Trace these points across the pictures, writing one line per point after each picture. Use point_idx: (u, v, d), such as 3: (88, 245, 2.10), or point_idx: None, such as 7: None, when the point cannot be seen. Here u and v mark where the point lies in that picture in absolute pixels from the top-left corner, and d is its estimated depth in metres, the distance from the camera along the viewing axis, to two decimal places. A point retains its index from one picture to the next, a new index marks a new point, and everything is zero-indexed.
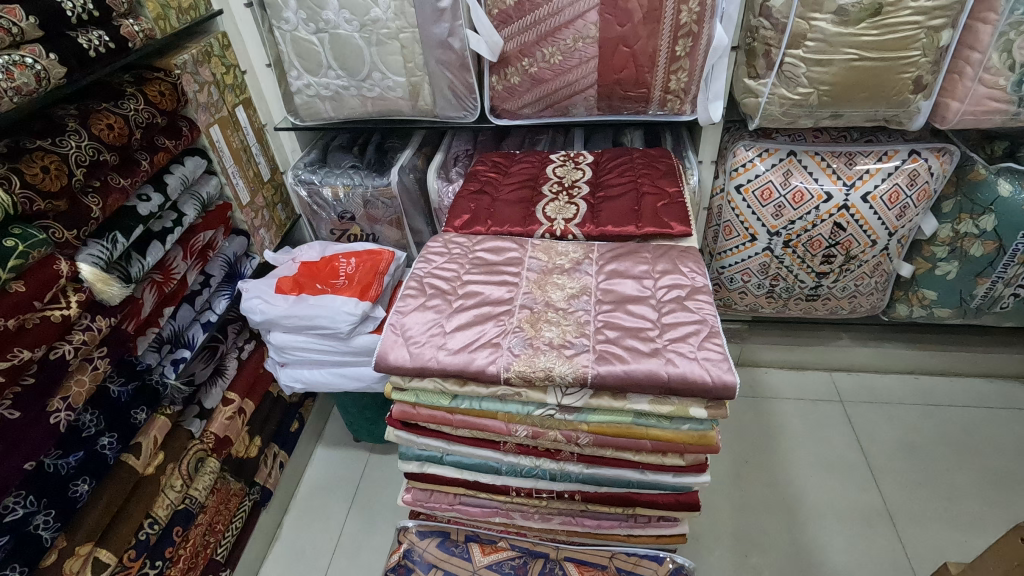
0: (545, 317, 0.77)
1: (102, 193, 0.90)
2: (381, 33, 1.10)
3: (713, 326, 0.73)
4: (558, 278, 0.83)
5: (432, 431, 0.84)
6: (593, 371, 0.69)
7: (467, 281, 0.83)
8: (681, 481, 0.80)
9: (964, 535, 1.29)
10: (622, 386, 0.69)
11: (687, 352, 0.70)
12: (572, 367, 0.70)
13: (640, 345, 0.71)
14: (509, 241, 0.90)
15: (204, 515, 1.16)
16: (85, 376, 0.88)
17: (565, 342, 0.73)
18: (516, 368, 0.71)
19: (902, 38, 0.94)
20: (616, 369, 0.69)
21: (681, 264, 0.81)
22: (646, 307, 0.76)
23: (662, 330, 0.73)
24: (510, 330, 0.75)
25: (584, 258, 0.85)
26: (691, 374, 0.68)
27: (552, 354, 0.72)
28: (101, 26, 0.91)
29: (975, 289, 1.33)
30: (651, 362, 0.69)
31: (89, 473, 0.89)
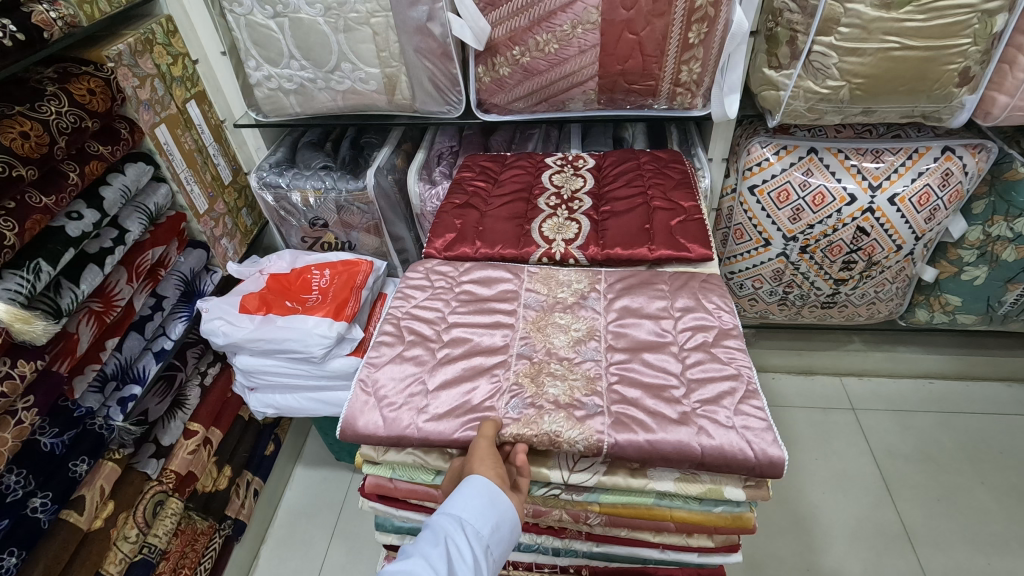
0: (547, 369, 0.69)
1: (19, 214, 0.77)
2: (350, 18, 0.96)
3: (750, 384, 0.66)
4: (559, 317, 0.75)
5: (411, 504, 0.78)
6: (611, 440, 0.62)
7: (454, 322, 0.75)
8: (705, 560, 0.75)
9: (987, 559, 1.21)
10: (648, 460, 0.63)
11: (724, 421, 0.63)
12: (584, 433, 0.63)
13: (669, 412, 0.64)
14: (502, 269, 0.82)
15: (165, 562, 1.05)
16: (7, 433, 0.75)
17: (575, 402, 0.66)
18: (513, 431, 0.64)
19: (953, 24, 0.82)
20: (642, 440, 0.62)
21: (705, 299, 0.75)
22: (667, 356, 0.69)
23: (689, 391, 0.66)
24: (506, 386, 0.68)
25: (589, 293, 0.78)
26: (727, 448, 0.61)
27: (560, 418, 0.64)
28: (6, 14, 0.75)
29: (1004, 295, 1.23)
30: (682, 433, 0.62)
31: (17, 543, 0.77)
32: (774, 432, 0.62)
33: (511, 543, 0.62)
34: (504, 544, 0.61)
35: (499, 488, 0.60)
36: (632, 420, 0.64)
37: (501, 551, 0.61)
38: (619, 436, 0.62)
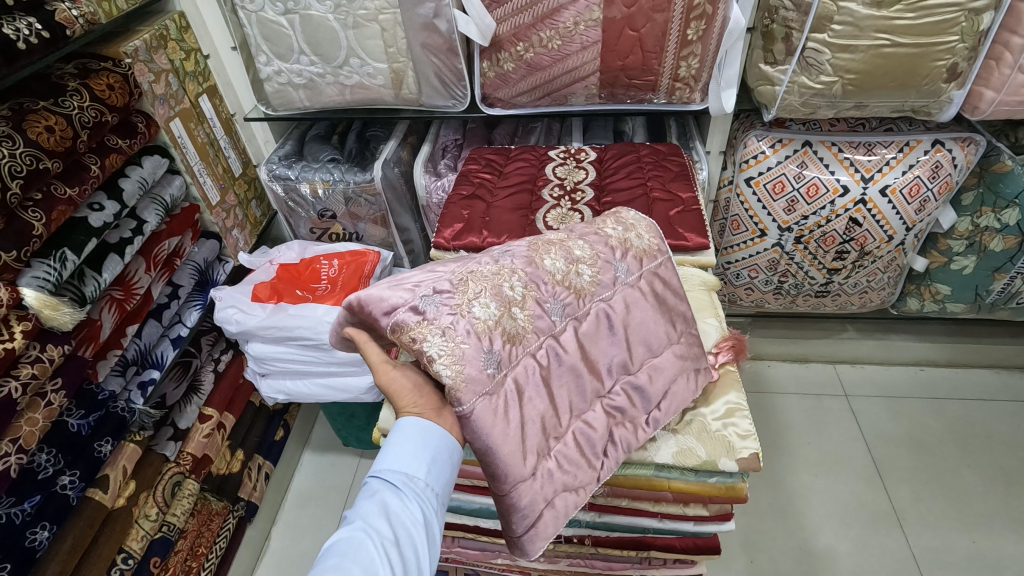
0: (502, 286, 0.66)
1: (45, 206, 0.80)
2: (359, 14, 0.98)
3: (590, 484, 0.65)
4: (578, 247, 0.73)
5: None
6: (467, 408, 0.59)
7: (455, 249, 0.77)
8: (702, 528, 0.80)
9: (972, 538, 1.26)
10: (475, 449, 0.60)
11: (544, 490, 0.62)
12: (453, 374, 0.59)
13: (531, 441, 0.61)
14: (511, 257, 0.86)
15: (183, 540, 1.10)
16: (37, 414, 0.79)
17: (481, 339, 0.61)
18: (403, 330, 0.61)
19: (941, 22, 0.85)
20: (486, 438, 0.59)
21: (675, 384, 0.71)
22: (582, 389, 0.66)
23: (559, 436, 0.64)
24: (436, 288, 0.63)
25: (634, 251, 0.75)
26: (528, 510, 0.61)
27: (450, 341, 0.60)
28: (32, 12, 0.78)
29: (992, 284, 1.27)
30: (518, 468, 0.60)
31: (49, 518, 0.82)
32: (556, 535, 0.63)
33: (454, 477, 0.62)
34: (446, 479, 0.61)
35: (428, 425, 0.61)
36: (499, 416, 0.59)
37: (445, 487, 0.61)
38: (477, 415, 0.59)
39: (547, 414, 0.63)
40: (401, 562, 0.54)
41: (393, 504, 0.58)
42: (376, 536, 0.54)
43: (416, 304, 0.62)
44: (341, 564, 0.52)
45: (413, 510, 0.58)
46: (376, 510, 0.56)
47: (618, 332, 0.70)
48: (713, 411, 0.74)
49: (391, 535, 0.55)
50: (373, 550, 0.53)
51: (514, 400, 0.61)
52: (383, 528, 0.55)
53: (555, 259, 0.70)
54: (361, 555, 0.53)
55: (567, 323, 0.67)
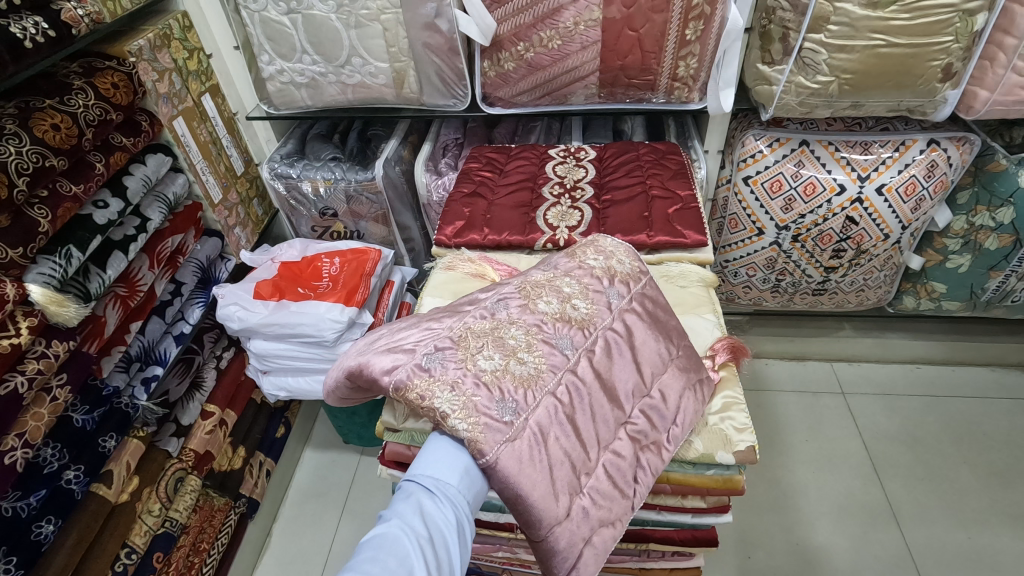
0: (502, 336, 0.65)
1: (51, 203, 0.81)
2: (360, 14, 0.99)
3: (625, 516, 0.65)
4: (566, 284, 0.72)
5: None
6: (490, 458, 0.58)
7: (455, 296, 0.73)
8: (700, 521, 0.80)
9: (967, 534, 1.27)
10: (505, 497, 0.59)
11: (581, 529, 0.61)
12: (471, 427, 0.58)
13: (561, 482, 0.60)
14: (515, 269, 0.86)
15: (186, 536, 1.11)
16: (43, 409, 0.80)
17: (491, 389, 0.61)
18: (407, 389, 0.60)
19: (936, 22, 0.86)
20: (515, 486, 0.58)
21: (683, 404, 0.71)
22: (607, 419, 0.65)
23: (589, 473, 0.63)
24: (436, 345, 0.63)
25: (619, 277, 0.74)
26: (568, 551, 0.60)
27: (459, 396, 0.60)
28: (38, 11, 0.79)
29: (987, 282, 1.28)
30: (551, 513, 0.59)
31: (54, 512, 0.83)
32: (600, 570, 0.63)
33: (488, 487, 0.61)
34: (481, 488, 0.60)
35: (464, 433, 0.61)
36: (524, 463, 0.58)
37: (480, 495, 0.60)
38: (502, 463, 0.58)
39: (574, 452, 0.62)
40: (434, 561, 0.52)
41: (429, 503, 0.56)
42: (410, 532, 0.53)
43: (419, 363, 0.62)
44: (376, 556, 0.50)
45: (447, 512, 0.56)
46: (411, 508, 0.55)
47: (627, 363, 0.69)
48: (710, 404, 0.75)
49: (427, 533, 0.53)
50: (409, 545, 0.52)
51: (540, 443, 0.60)
52: (419, 525, 0.54)
53: (549, 300, 0.69)
54: (397, 549, 0.51)
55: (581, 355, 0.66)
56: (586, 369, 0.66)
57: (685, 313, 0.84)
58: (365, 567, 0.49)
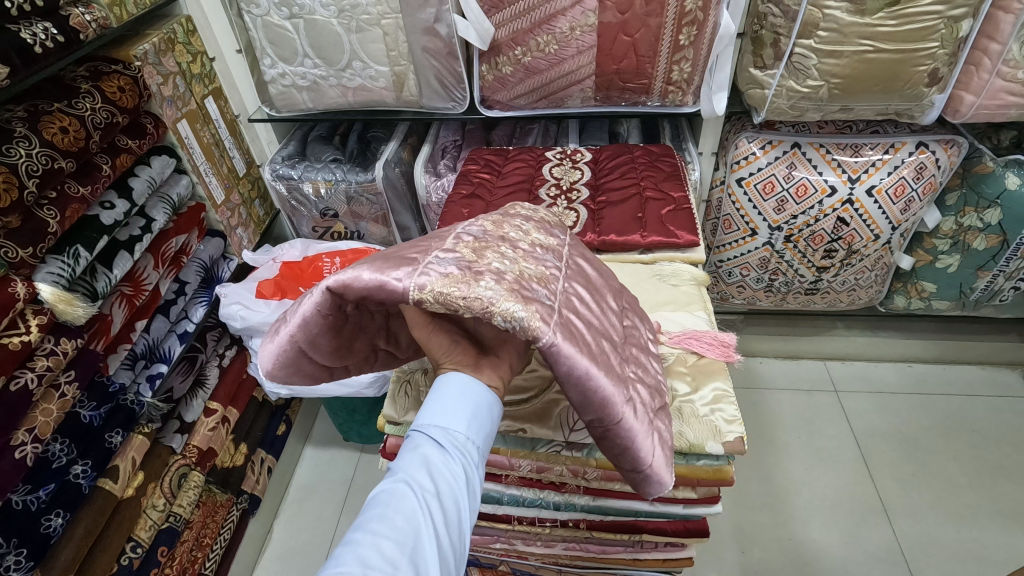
0: (500, 251, 0.59)
1: (60, 204, 0.83)
2: (362, 19, 1.01)
3: (662, 399, 0.66)
4: (522, 222, 0.66)
5: None
6: (556, 340, 0.53)
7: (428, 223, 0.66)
8: (691, 512, 0.83)
9: (956, 528, 1.29)
10: (569, 381, 0.55)
11: (643, 408, 0.60)
12: (527, 311, 0.52)
13: (613, 362, 0.59)
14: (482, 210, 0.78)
15: (190, 530, 1.13)
16: (52, 405, 0.82)
17: (520, 282, 0.55)
18: (435, 289, 0.52)
19: (922, 29, 0.88)
20: (584, 366, 0.54)
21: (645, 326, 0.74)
22: (613, 317, 0.66)
23: (624, 359, 0.63)
24: (440, 251, 0.57)
25: (557, 224, 0.70)
26: (642, 429, 0.59)
27: (499, 287, 0.53)
28: (47, 17, 0.81)
29: (976, 282, 1.30)
30: (620, 392, 0.57)
31: (62, 505, 0.85)
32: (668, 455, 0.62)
33: (494, 434, 0.60)
34: (488, 436, 0.59)
35: (468, 380, 0.59)
36: (578, 340, 0.55)
37: (486, 443, 0.59)
38: (566, 338, 0.53)
39: (608, 336, 0.61)
40: (443, 515, 0.52)
41: (435, 458, 0.55)
42: (418, 486, 0.52)
43: (428, 264, 0.54)
44: (384, 514, 0.50)
45: (455, 465, 0.55)
46: (417, 463, 0.54)
47: (598, 280, 0.67)
48: (701, 398, 0.77)
49: (434, 488, 0.53)
50: (416, 501, 0.51)
51: (581, 325, 0.57)
52: (426, 480, 0.53)
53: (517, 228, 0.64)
54: (404, 506, 0.51)
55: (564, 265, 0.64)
56: (574, 275, 0.64)
57: (677, 310, 0.87)
58: (374, 525, 0.49)
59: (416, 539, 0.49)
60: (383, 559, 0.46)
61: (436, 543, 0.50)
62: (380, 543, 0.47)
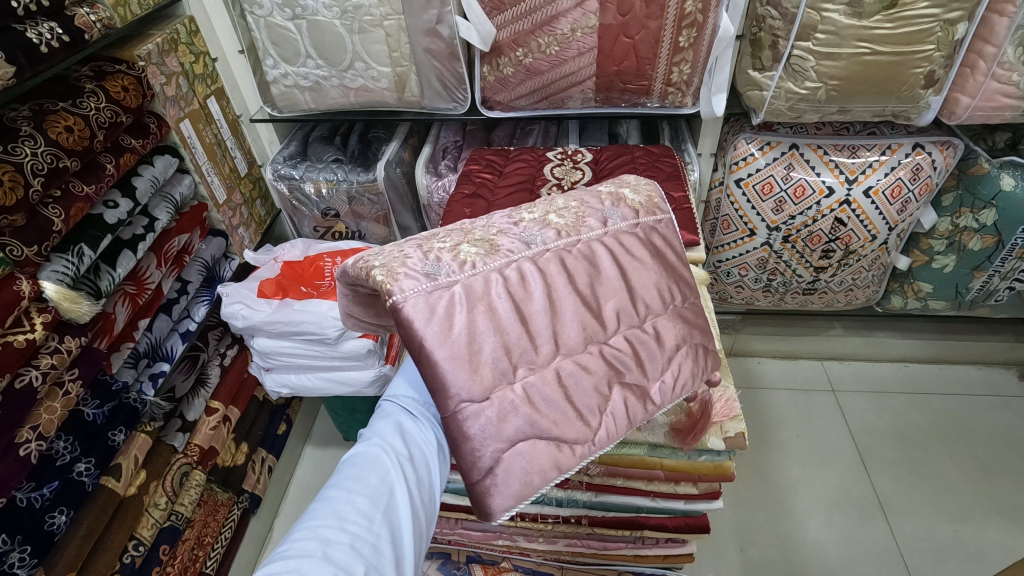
0: (468, 233, 0.68)
1: (64, 202, 0.83)
2: (364, 20, 1.02)
3: (577, 432, 0.60)
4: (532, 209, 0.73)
5: None
6: (396, 303, 0.59)
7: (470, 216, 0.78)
8: (692, 507, 0.85)
9: (952, 525, 1.31)
10: (415, 352, 0.59)
11: (501, 419, 0.58)
12: (386, 275, 0.61)
13: (484, 361, 0.58)
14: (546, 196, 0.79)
15: (191, 529, 1.13)
16: (55, 403, 0.82)
17: (429, 259, 0.63)
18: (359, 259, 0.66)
19: (918, 32, 0.90)
20: (422, 341, 0.58)
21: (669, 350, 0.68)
22: (571, 325, 0.63)
23: (535, 373, 0.60)
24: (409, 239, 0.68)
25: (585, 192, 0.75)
26: (480, 442, 0.57)
27: (392, 256, 0.64)
28: (53, 17, 0.82)
29: (972, 282, 1.32)
30: (463, 391, 0.57)
31: (66, 503, 0.85)
32: (521, 488, 0.57)
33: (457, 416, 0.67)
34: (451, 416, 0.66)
35: None
36: (431, 321, 0.58)
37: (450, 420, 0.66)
38: (404, 311, 0.58)
39: (510, 340, 0.60)
40: (415, 477, 0.56)
41: (405, 426, 0.61)
42: (390, 448, 0.57)
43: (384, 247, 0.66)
44: (359, 471, 0.54)
45: (425, 436, 0.61)
46: (390, 429, 0.59)
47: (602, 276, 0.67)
48: None
49: (406, 451, 0.58)
50: (390, 462, 0.55)
51: (461, 309, 0.60)
52: (398, 444, 0.58)
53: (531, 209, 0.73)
54: (378, 466, 0.54)
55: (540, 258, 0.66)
56: (543, 278, 0.64)
57: None
58: (349, 484, 0.52)
59: (390, 497, 0.53)
60: (358, 511, 0.50)
61: (410, 500, 0.54)
62: (356, 499, 0.51)
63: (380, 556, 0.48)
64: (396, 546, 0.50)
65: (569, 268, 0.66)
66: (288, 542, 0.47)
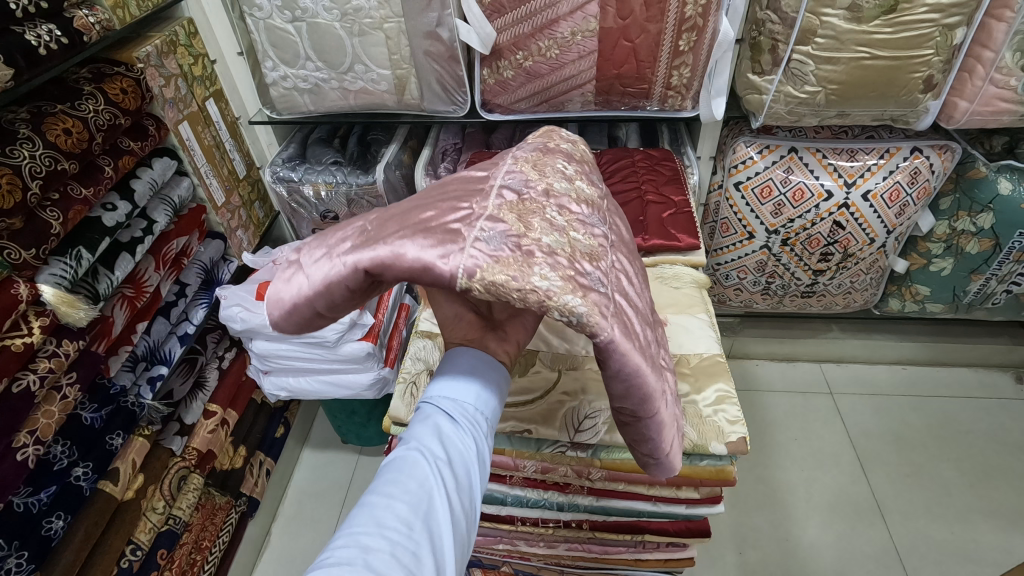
0: (547, 216, 0.59)
1: (63, 205, 0.83)
2: (364, 23, 1.02)
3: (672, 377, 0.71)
4: (562, 166, 0.68)
5: None
6: (610, 330, 0.53)
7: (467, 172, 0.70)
8: (693, 511, 0.85)
9: (950, 528, 1.31)
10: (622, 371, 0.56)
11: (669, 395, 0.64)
12: (585, 304, 0.52)
13: (648, 349, 0.61)
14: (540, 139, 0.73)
15: (189, 533, 1.12)
16: (53, 407, 0.82)
17: (573, 262, 0.56)
18: (485, 275, 0.51)
19: (918, 36, 0.90)
20: (631, 359, 0.55)
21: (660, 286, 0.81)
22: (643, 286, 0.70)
23: (653, 337, 0.66)
24: (490, 221, 0.56)
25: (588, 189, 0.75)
26: (667, 419, 0.63)
27: (555, 274, 0.53)
28: (52, 19, 0.81)
29: (969, 285, 1.32)
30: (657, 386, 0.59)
31: (63, 507, 0.85)
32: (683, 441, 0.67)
33: (500, 412, 0.64)
34: (494, 414, 0.62)
35: (477, 358, 0.63)
36: (630, 336, 0.56)
37: (492, 418, 0.62)
38: (619, 341, 0.54)
39: (641, 317, 0.63)
40: (454, 482, 0.54)
41: (446, 428, 0.58)
42: (431, 454, 0.54)
43: (480, 243, 0.53)
44: (398, 478, 0.52)
45: (465, 437, 0.58)
46: (428, 432, 0.57)
47: (632, 244, 0.73)
48: (704, 399, 0.81)
49: (445, 455, 0.55)
50: (429, 467, 0.53)
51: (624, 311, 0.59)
52: (436, 448, 0.55)
53: (557, 177, 0.66)
54: (416, 473, 0.53)
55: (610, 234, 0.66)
56: (619, 250, 0.67)
57: (679, 313, 0.91)
58: (388, 490, 0.51)
59: (429, 504, 0.51)
60: (396, 519, 0.48)
61: (449, 505, 0.52)
62: (394, 506, 0.50)
63: (419, 565, 0.47)
64: (436, 554, 0.49)
65: (619, 237, 0.70)
66: (327, 550, 0.46)
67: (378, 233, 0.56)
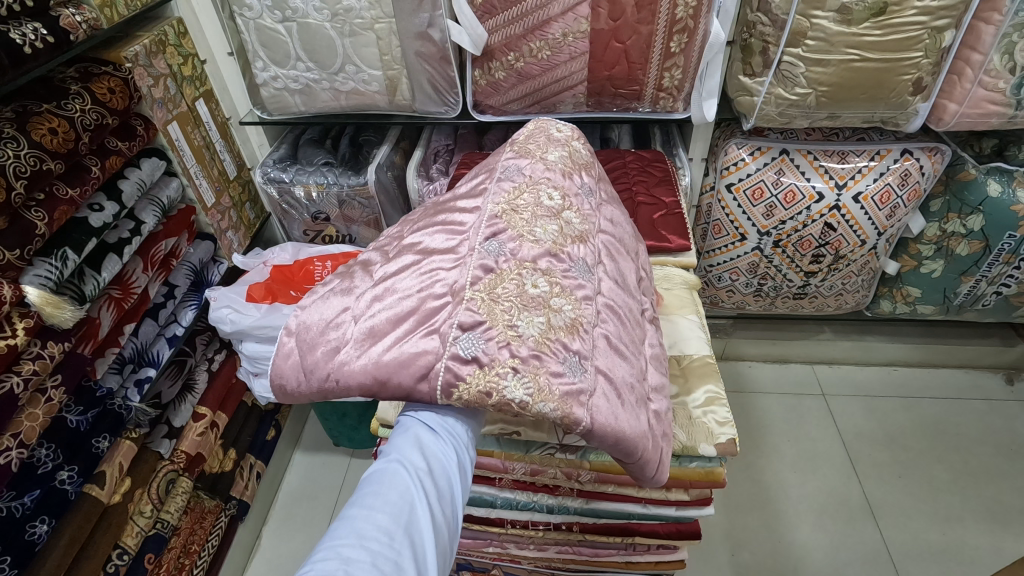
0: (526, 288, 0.61)
1: (48, 206, 0.82)
2: (355, 23, 1.01)
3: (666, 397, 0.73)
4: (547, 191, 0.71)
5: None
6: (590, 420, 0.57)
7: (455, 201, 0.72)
8: (683, 513, 0.86)
9: (942, 529, 1.31)
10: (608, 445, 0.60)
11: (657, 436, 0.66)
12: (556, 405, 0.56)
13: (640, 409, 0.64)
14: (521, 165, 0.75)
15: (177, 537, 1.11)
16: (38, 410, 0.81)
17: (550, 349, 0.58)
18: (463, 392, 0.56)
19: (906, 39, 0.90)
20: (616, 433, 0.59)
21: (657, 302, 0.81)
22: (636, 325, 0.70)
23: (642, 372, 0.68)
24: (463, 325, 0.58)
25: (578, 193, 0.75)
26: (656, 459, 0.65)
27: (527, 379, 0.56)
28: (37, 17, 0.81)
29: (959, 287, 1.33)
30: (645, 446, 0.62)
31: (47, 511, 0.84)
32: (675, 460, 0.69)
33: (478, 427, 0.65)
34: (474, 424, 0.63)
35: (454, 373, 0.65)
36: (616, 412, 0.59)
37: (471, 431, 0.63)
38: (600, 425, 0.58)
39: (633, 372, 0.65)
40: (435, 490, 0.54)
41: (426, 441, 0.59)
42: (411, 465, 0.55)
43: (452, 355, 0.57)
44: (378, 489, 0.52)
45: (445, 449, 0.59)
46: (408, 445, 0.57)
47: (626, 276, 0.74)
48: (694, 400, 0.81)
49: (426, 466, 0.56)
50: (409, 477, 0.54)
51: (611, 378, 0.61)
52: (417, 458, 0.56)
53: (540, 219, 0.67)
54: (397, 482, 0.53)
55: (598, 279, 0.68)
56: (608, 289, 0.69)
57: (670, 314, 0.91)
58: (369, 501, 0.51)
59: (411, 511, 0.51)
60: (378, 527, 0.48)
61: (431, 512, 0.52)
62: (375, 515, 0.49)
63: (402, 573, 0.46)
64: (420, 560, 0.48)
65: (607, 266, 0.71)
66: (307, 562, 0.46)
67: (356, 337, 0.61)
